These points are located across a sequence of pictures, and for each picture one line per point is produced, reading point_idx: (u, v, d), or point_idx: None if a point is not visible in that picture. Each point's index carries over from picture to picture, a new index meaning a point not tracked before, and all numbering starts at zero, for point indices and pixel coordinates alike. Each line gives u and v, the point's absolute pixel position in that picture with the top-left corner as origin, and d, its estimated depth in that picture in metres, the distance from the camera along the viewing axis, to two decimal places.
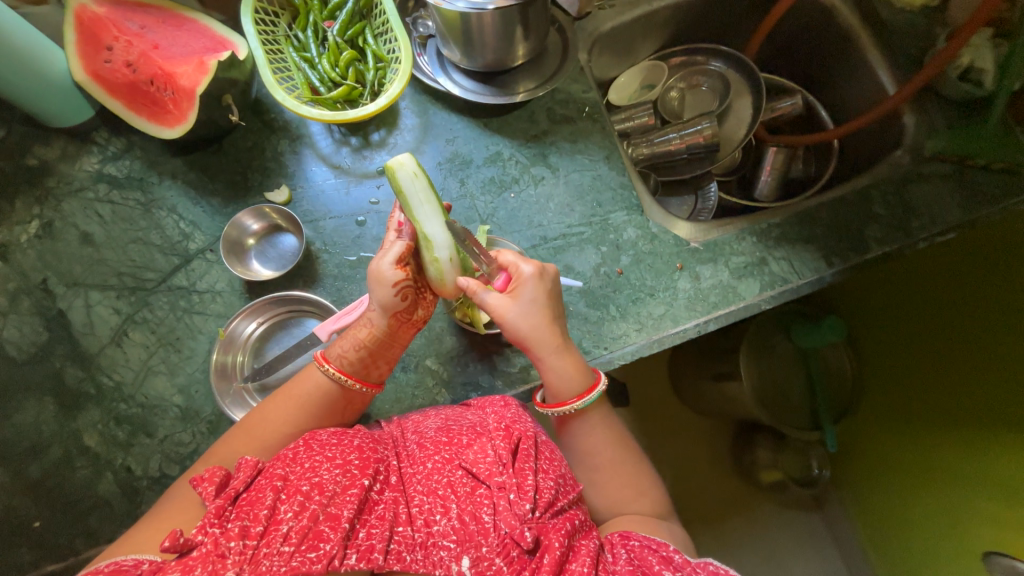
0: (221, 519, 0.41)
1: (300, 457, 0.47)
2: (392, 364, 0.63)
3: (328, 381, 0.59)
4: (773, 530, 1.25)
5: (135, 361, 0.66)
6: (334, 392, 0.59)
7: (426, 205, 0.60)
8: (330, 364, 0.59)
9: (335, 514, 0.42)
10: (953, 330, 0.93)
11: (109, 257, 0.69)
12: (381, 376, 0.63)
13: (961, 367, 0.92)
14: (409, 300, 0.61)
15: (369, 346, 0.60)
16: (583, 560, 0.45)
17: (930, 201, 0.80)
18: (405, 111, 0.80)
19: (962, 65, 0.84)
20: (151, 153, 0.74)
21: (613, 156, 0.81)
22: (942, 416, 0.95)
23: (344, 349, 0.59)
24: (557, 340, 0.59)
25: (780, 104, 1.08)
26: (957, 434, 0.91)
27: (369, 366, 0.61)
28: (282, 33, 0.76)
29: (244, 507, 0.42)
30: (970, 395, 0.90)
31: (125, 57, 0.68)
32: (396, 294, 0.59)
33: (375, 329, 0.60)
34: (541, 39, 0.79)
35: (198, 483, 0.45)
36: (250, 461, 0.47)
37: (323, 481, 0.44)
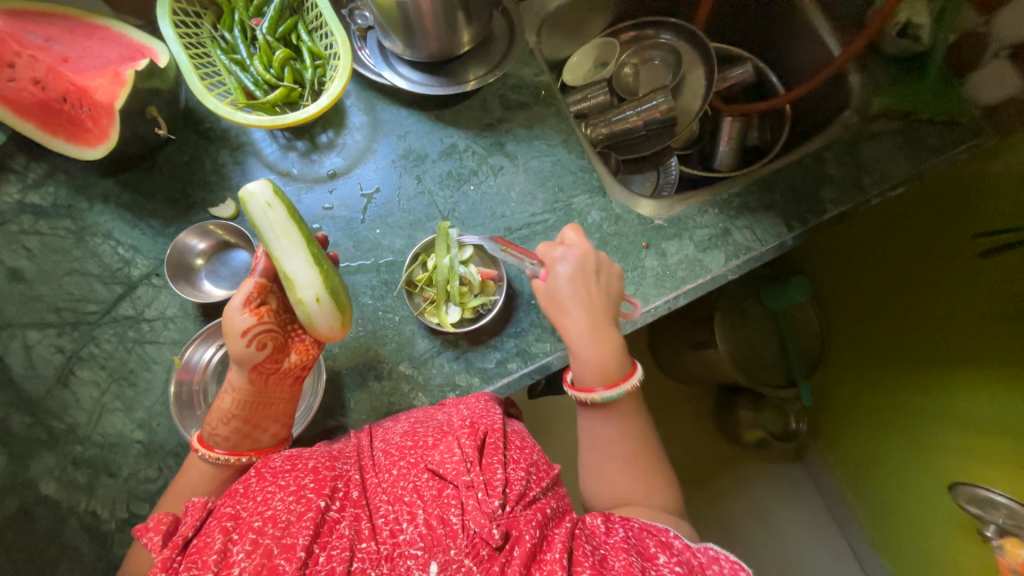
0: (170, 573, 0.40)
1: (252, 490, 0.46)
2: (282, 421, 0.58)
3: (217, 466, 0.55)
4: (759, 487, 1.30)
5: (87, 401, 0.62)
6: (228, 473, 0.56)
7: (283, 239, 0.55)
8: (216, 451, 0.55)
9: (289, 544, 0.41)
10: (912, 283, 0.97)
11: (42, 293, 0.64)
12: (276, 436, 0.57)
13: (923, 313, 0.95)
14: (270, 347, 0.55)
15: (240, 414, 0.55)
16: (557, 550, 0.43)
17: (879, 158, 0.83)
18: (351, 109, 0.77)
19: (900, 22, 0.87)
20: (77, 177, 0.68)
21: (571, 138, 0.80)
22: (902, 363, 0.99)
23: (214, 425, 0.55)
24: (589, 325, 0.59)
25: (733, 72, 1.09)
26: (918, 376, 0.96)
27: (250, 434, 0.56)
28: (207, 35, 0.71)
29: (192, 555, 0.41)
30: (930, 340, 0.94)
31: (31, 73, 0.63)
32: (249, 344, 0.53)
33: (238, 391, 0.55)
34: (485, 23, 0.76)
35: (144, 533, 0.44)
36: (199, 503, 0.46)
37: (276, 512, 0.43)
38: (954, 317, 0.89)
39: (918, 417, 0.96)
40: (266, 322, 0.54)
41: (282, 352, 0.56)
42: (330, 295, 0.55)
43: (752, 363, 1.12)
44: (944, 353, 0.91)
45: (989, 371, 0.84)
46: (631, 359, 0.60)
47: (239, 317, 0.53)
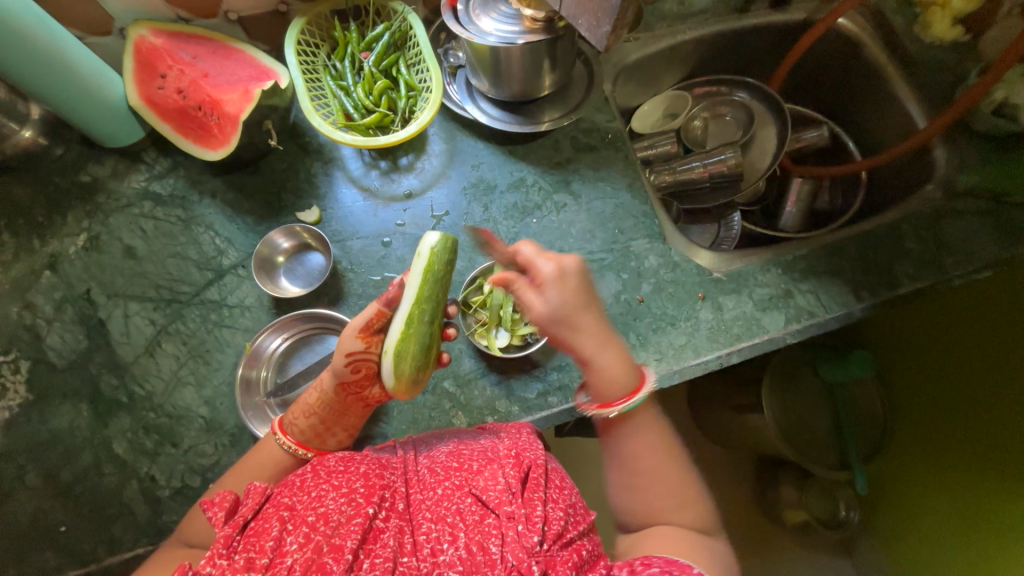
0: (229, 551, 0.44)
1: (307, 485, 0.49)
2: (349, 432, 0.62)
3: (284, 454, 0.59)
4: (798, 573, 1.20)
5: (166, 372, 0.68)
6: (290, 464, 0.59)
7: (409, 288, 0.60)
8: (288, 438, 0.59)
9: (338, 545, 0.43)
10: (1004, 380, 0.86)
11: (148, 270, 0.73)
12: (339, 443, 0.61)
13: (995, 408, 0.88)
14: (364, 373, 0.60)
15: (320, 412, 0.60)
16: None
17: (963, 237, 0.79)
18: (433, 137, 0.83)
19: (995, 101, 0.83)
20: (193, 173, 0.78)
21: (636, 184, 0.82)
22: (979, 458, 0.90)
23: (295, 416, 0.59)
24: (602, 339, 0.57)
25: (806, 135, 1.07)
26: (986, 474, 0.89)
27: (321, 435, 0.60)
28: (321, 63, 0.80)
29: (250, 538, 0.45)
30: (1005, 434, 0.86)
31: (177, 84, 0.72)
32: (346, 364, 0.59)
33: (324, 395, 0.60)
34: (567, 70, 0.81)
35: (210, 506, 0.48)
36: (259, 488, 0.49)
37: (328, 511, 0.46)
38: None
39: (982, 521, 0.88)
40: (368, 351, 0.60)
41: (367, 383, 0.61)
42: (402, 359, 0.58)
43: (801, 438, 1.05)
44: (1009, 454, 0.85)
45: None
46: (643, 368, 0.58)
47: (352, 335, 0.59)
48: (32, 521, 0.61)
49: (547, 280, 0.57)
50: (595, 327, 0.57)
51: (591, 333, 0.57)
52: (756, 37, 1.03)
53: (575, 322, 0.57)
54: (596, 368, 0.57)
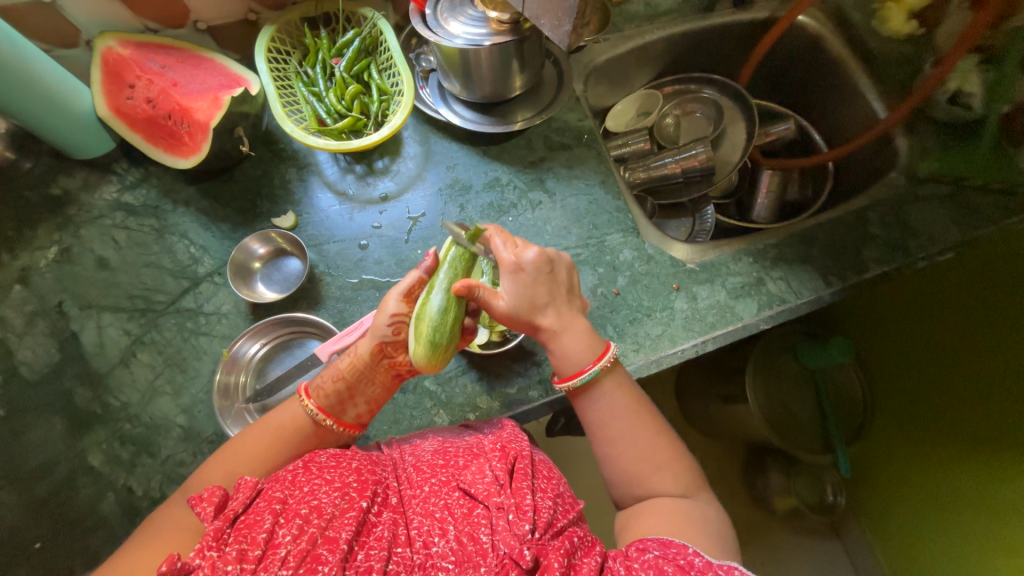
0: (219, 543, 0.43)
1: (299, 480, 0.49)
2: (370, 405, 0.62)
3: (305, 417, 0.59)
4: (790, 560, 1.21)
5: (142, 382, 0.68)
6: (307, 429, 0.59)
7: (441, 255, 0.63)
8: (312, 402, 0.59)
9: (333, 537, 0.43)
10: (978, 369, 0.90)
11: (121, 280, 0.72)
12: (357, 417, 0.61)
13: (964, 392, 0.92)
14: (400, 336, 0.61)
15: (348, 378, 0.60)
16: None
17: (927, 221, 0.81)
18: (408, 140, 0.84)
19: (949, 90, 0.87)
20: (166, 182, 0.77)
21: (609, 180, 0.83)
22: (963, 437, 0.92)
23: (323, 380, 0.60)
24: (556, 323, 0.59)
25: (774, 129, 1.10)
26: (960, 455, 0.92)
27: (345, 402, 0.60)
28: (292, 70, 0.81)
29: (241, 531, 0.44)
30: (991, 413, 0.87)
31: (146, 94, 0.73)
32: (389, 325, 0.61)
33: (357, 358, 0.60)
34: (537, 71, 0.83)
35: (197, 502, 0.46)
36: (249, 482, 0.49)
37: (322, 504, 0.46)
38: (995, 400, 0.87)
39: (962, 502, 0.91)
40: (408, 317, 0.61)
41: (401, 351, 0.62)
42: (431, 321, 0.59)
43: (785, 425, 1.07)
44: (980, 433, 0.89)
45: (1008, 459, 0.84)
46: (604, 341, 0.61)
47: (394, 299, 0.62)
48: None
49: (503, 267, 0.59)
50: (549, 306, 0.59)
51: (547, 312, 0.59)
52: (721, 36, 1.06)
53: (532, 305, 0.59)
54: (553, 350, 0.60)
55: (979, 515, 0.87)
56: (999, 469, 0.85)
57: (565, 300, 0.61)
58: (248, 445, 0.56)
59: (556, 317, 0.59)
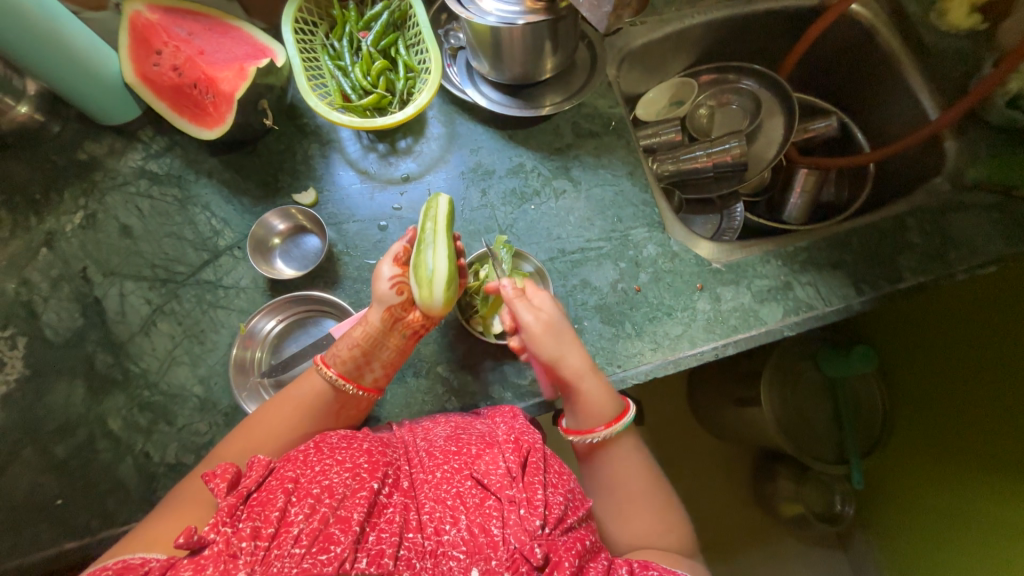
0: (232, 519, 0.43)
1: (311, 460, 0.49)
2: (387, 370, 0.62)
3: (326, 385, 0.60)
4: (790, 565, 1.20)
5: (161, 351, 0.69)
6: (330, 396, 0.60)
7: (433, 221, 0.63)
8: (330, 369, 0.60)
9: (345, 517, 0.43)
10: (997, 385, 0.87)
11: (144, 249, 0.73)
12: (376, 380, 0.62)
13: (990, 411, 0.88)
14: (404, 296, 0.62)
15: (363, 344, 0.60)
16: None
17: (971, 231, 0.77)
18: (432, 120, 0.82)
19: (1009, 92, 0.80)
20: (190, 153, 0.77)
21: (637, 171, 0.80)
22: (985, 458, 0.89)
23: (339, 349, 0.60)
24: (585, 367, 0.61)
25: (814, 125, 1.05)
26: (976, 477, 0.90)
27: (362, 367, 0.61)
28: (319, 42, 0.79)
29: (255, 507, 0.44)
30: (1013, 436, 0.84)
31: (172, 61, 0.72)
32: (391, 287, 0.61)
33: (369, 326, 0.61)
34: (569, 53, 0.79)
35: (210, 478, 0.47)
36: (262, 461, 0.49)
37: (333, 484, 0.46)
38: (1015, 423, 0.83)
39: (972, 519, 0.89)
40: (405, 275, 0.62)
41: (409, 305, 0.62)
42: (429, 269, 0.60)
43: (800, 433, 1.04)
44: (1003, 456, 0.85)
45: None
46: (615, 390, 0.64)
47: (388, 264, 0.63)
48: (29, 493, 0.63)
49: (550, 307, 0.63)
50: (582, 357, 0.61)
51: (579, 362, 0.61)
52: (766, 23, 1.00)
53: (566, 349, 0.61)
54: (583, 399, 0.60)
55: (997, 542, 0.84)
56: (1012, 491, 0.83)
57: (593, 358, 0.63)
58: (284, 400, 0.58)
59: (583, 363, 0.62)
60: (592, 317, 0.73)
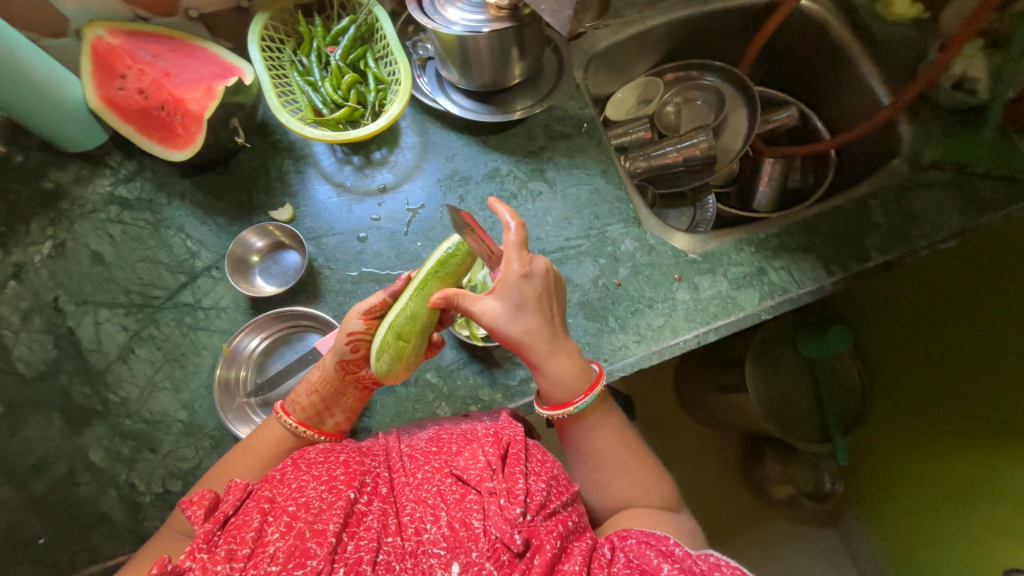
0: (209, 545, 0.43)
1: (287, 478, 0.48)
2: (348, 415, 0.62)
3: (287, 434, 0.59)
4: (787, 546, 1.22)
5: (141, 377, 0.68)
6: (292, 444, 0.59)
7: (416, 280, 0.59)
8: (290, 418, 0.59)
9: (320, 529, 0.43)
10: (967, 355, 0.92)
11: (117, 275, 0.71)
12: (337, 425, 0.61)
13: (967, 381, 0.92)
14: (360, 354, 0.60)
15: (320, 392, 0.60)
16: (575, 561, 0.45)
17: (930, 208, 0.81)
18: (406, 130, 0.82)
19: (954, 75, 0.85)
20: (160, 175, 0.76)
21: (610, 169, 0.82)
22: (960, 425, 0.93)
23: (298, 396, 0.60)
24: (551, 342, 0.57)
25: (775, 117, 1.09)
26: (959, 445, 0.92)
27: (322, 413, 0.60)
28: (287, 59, 0.79)
29: (231, 531, 0.44)
30: (992, 403, 0.87)
31: (138, 84, 0.71)
32: (347, 344, 0.59)
33: (325, 373, 0.60)
34: (536, 58, 0.81)
35: (187, 506, 0.46)
36: (240, 484, 0.48)
37: (309, 500, 0.45)
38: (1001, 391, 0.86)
39: (960, 484, 0.91)
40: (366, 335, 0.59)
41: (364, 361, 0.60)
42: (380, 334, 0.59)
43: (784, 414, 1.07)
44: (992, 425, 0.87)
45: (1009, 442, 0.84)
46: (593, 367, 0.59)
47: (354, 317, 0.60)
48: (8, 534, 0.60)
49: (510, 280, 0.55)
50: (546, 329, 0.57)
51: (543, 336, 0.56)
52: (723, 21, 1.04)
53: (530, 325, 0.56)
54: (545, 373, 0.57)
55: (983, 509, 0.86)
56: (999, 455, 0.85)
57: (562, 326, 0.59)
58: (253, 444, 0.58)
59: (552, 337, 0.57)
60: (576, 314, 0.74)
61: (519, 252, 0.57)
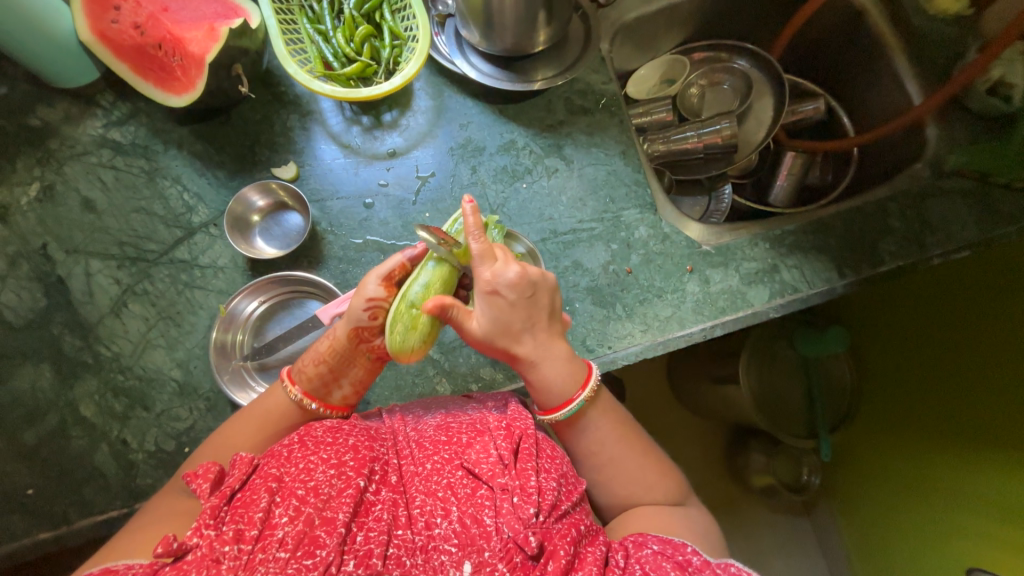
0: (217, 522, 0.42)
1: (295, 457, 0.47)
2: (356, 388, 0.59)
3: (291, 404, 0.56)
4: (760, 533, 1.26)
5: (134, 333, 0.65)
6: (295, 415, 0.56)
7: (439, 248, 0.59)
8: (295, 388, 0.56)
9: (330, 518, 0.42)
10: (965, 365, 0.92)
11: (110, 225, 0.68)
12: (344, 399, 0.58)
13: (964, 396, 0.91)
14: (377, 322, 0.57)
15: (330, 361, 0.57)
16: (589, 568, 0.44)
17: (949, 216, 0.79)
18: (419, 92, 0.78)
19: (990, 79, 0.82)
20: (156, 120, 0.72)
21: (630, 151, 0.79)
22: (955, 433, 0.92)
23: (304, 364, 0.56)
24: (530, 354, 0.56)
25: (801, 108, 1.04)
26: (945, 452, 0.93)
27: (329, 385, 0.57)
28: (296, 3, 0.73)
29: (238, 509, 0.43)
30: (997, 416, 0.86)
31: (133, 18, 0.66)
32: (366, 311, 0.56)
33: (336, 342, 0.57)
34: (564, 24, 0.76)
35: (193, 478, 0.46)
36: (246, 458, 0.48)
37: (318, 484, 0.44)
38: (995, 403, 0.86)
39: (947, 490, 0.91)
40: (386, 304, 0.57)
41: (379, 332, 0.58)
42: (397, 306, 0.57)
43: (775, 410, 1.09)
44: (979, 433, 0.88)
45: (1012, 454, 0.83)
46: (585, 365, 0.58)
47: (373, 280, 0.57)
48: None
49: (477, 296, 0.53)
50: (525, 338, 0.55)
51: (521, 347, 0.55)
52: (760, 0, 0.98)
53: (508, 336, 0.55)
54: (531, 384, 0.57)
55: (968, 518, 0.86)
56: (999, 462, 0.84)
57: (544, 325, 0.56)
58: (248, 417, 0.56)
59: (533, 347, 0.55)
60: (584, 299, 0.73)
61: (487, 259, 0.53)
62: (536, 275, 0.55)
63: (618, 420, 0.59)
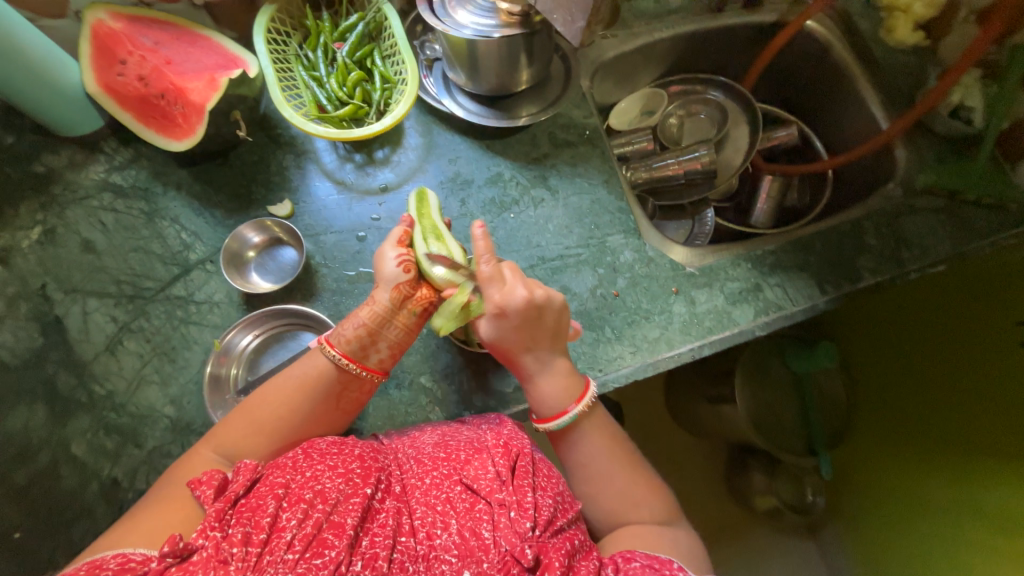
0: (221, 524, 0.42)
1: (302, 465, 0.48)
2: (393, 351, 0.61)
3: (330, 365, 0.58)
4: (766, 556, 1.23)
5: (128, 370, 0.67)
6: (332, 378, 0.58)
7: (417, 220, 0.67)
8: (334, 349, 0.58)
9: (338, 522, 0.43)
10: (958, 372, 0.92)
11: (108, 265, 0.70)
12: (381, 362, 0.60)
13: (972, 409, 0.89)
14: (411, 273, 0.62)
15: (368, 324, 0.59)
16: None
17: (921, 233, 0.82)
18: (409, 130, 0.82)
19: (952, 103, 0.86)
20: (157, 164, 0.75)
21: (612, 180, 0.83)
22: (955, 445, 0.91)
23: (344, 329, 0.59)
24: (529, 368, 0.59)
25: (776, 134, 1.10)
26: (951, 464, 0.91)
27: (368, 347, 0.59)
28: (292, 53, 0.78)
29: (244, 513, 0.43)
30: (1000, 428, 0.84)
31: (138, 71, 0.70)
32: (398, 264, 0.62)
33: (375, 305, 0.60)
34: (544, 65, 0.80)
35: (197, 485, 0.46)
36: (250, 465, 0.48)
37: (326, 489, 0.45)
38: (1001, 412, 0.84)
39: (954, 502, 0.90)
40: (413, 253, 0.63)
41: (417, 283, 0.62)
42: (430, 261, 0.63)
43: (772, 428, 1.09)
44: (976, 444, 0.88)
45: (1011, 465, 0.82)
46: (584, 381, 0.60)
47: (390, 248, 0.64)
48: None
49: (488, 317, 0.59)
50: (526, 353, 0.59)
51: (522, 360, 0.59)
52: (730, 37, 1.05)
53: (508, 350, 0.60)
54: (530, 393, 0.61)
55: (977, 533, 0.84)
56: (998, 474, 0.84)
57: (549, 344, 0.59)
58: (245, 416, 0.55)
59: (533, 363, 0.59)
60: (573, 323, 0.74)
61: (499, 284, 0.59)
62: (541, 298, 0.58)
63: (609, 435, 0.60)
